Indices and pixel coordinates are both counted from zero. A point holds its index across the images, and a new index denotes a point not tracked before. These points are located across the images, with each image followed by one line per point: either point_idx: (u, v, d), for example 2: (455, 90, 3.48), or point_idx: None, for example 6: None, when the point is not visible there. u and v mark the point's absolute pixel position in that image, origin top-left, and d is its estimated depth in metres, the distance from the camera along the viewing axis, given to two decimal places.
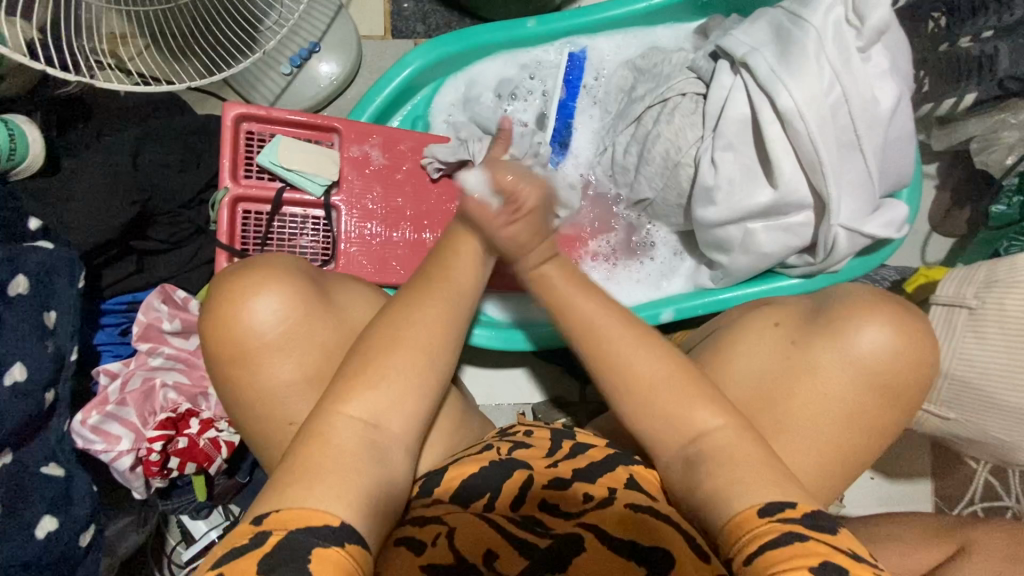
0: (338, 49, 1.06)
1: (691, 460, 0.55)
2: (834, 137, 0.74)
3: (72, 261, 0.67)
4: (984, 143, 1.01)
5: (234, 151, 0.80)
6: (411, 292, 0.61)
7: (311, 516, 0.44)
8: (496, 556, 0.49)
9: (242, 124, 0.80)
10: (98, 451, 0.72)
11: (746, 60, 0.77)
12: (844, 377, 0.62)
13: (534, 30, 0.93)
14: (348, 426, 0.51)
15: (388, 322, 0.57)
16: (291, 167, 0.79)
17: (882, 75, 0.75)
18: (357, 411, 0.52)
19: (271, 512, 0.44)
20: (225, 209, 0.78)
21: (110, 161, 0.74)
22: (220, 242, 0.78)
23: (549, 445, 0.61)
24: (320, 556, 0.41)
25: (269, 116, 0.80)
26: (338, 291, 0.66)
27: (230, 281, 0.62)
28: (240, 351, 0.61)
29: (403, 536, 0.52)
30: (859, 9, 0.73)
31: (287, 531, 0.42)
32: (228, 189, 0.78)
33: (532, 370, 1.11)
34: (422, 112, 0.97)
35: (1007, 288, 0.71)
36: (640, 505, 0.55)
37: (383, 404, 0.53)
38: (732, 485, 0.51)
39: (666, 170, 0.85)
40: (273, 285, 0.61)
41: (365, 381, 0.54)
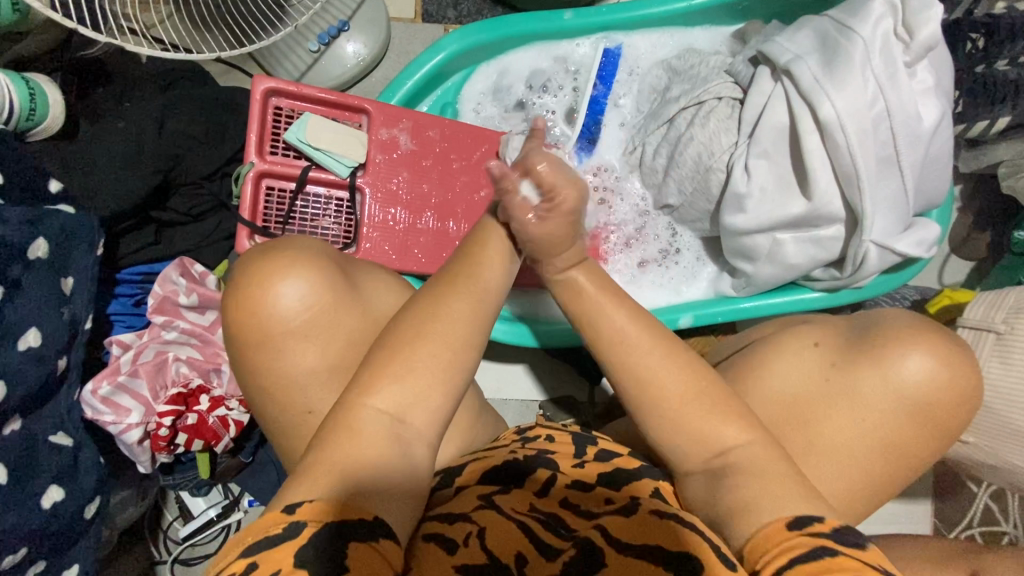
0: (367, 29, 1.04)
1: (720, 473, 0.53)
2: (873, 152, 0.73)
3: (94, 228, 0.66)
4: (1014, 167, 0.99)
5: (262, 126, 0.78)
6: (455, 274, 0.58)
7: (336, 509, 0.44)
8: (525, 560, 0.46)
9: (272, 99, 0.78)
10: (107, 422, 0.71)
11: (790, 67, 0.75)
12: (884, 405, 0.62)
13: (571, 23, 0.91)
14: (373, 419, 0.50)
15: (422, 308, 0.55)
16: (318, 145, 0.78)
17: (927, 91, 0.73)
18: (383, 405, 0.51)
19: (306, 503, 0.44)
20: (250, 184, 0.77)
21: (133, 127, 0.72)
22: (242, 217, 0.76)
23: (575, 446, 0.60)
24: (356, 558, 0.41)
25: (301, 93, 0.78)
26: (366, 278, 0.65)
27: (262, 257, 0.60)
28: (259, 333, 0.59)
29: (431, 533, 0.50)
30: (909, 23, 0.72)
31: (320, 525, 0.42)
32: (253, 164, 0.77)
33: (543, 368, 1.11)
34: (451, 99, 0.95)
35: None
36: (672, 514, 0.51)
37: (408, 399, 0.51)
38: (761, 498, 0.50)
39: (697, 174, 0.84)
40: (302, 266, 0.60)
41: (394, 376, 0.51)
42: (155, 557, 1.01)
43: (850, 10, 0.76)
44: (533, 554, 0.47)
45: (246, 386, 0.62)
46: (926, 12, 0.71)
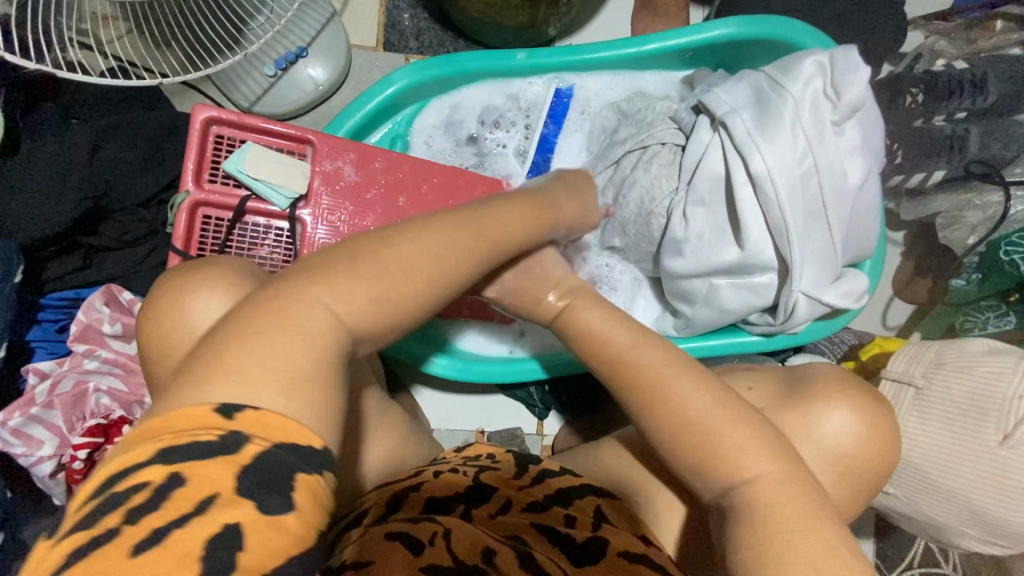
0: (325, 56, 1.04)
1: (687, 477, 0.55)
2: (802, 206, 0.75)
3: (15, 256, 0.66)
4: (950, 219, 1.04)
5: (200, 156, 0.77)
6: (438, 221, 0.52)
7: (296, 429, 0.33)
8: (493, 555, 0.48)
9: (213, 128, 0.78)
10: (17, 454, 0.69)
11: (725, 119, 0.77)
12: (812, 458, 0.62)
13: (522, 63, 0.92)
14: (317, 314, 0.39)
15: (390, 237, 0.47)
16: (256, 176, 0.77)
17: (853, 150, 0.76)
18: (335, 305, 0.40)
19: (244, 412, 0.33)
20: (184, 213, 0.76)
21: (64, 151, 0.70)
22: (174, 246, 0.75)
23: (515, 467, 0.65)
24: (305, 481, 0.32)
25: (243, 123, 0.78)
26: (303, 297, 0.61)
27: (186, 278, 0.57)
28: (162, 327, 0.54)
29: (393, 532, 0.48)
30: (837, 84, 0.74)
31: (268, 443, 0.32)
32: (189, 192, 0.76)
33: (493, 400, 1.11)
34: (402, 131, 0.96)
35: (953, 372, 0.71)
36: (634, 555, 0.55)
37: (362, 310, 0.41)
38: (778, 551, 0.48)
39: (639, 218, 0.86)
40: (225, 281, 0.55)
41: (343, 273, 0.42)
42: None
43: (783, 67, 0.78)
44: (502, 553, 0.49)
45: None
46: (852, 75, 0.73)
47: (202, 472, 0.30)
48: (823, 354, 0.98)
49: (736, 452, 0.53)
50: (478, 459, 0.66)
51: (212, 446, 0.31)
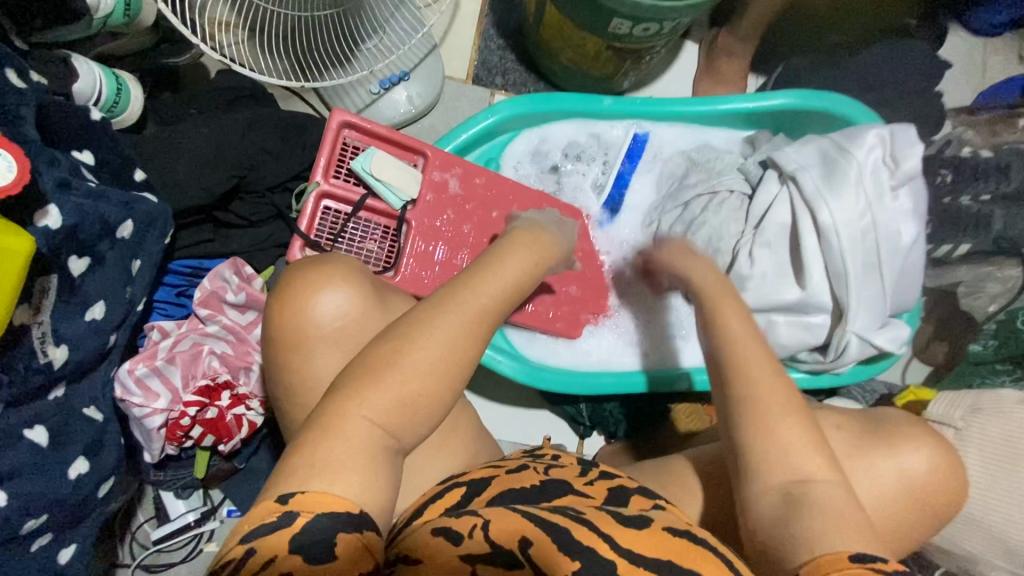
0: (423, 82, 1.15)
1: (792, 496, 0.55)
2: (861, 256, 0.85)
3: (166, 216, 0.69)
4: (971, 288, 1.15)
5: (330, 153, 0.85)
6: (441, 297, 0.58)
7: (334, 503, 0.48)
8: (529, 544, 0.47)
9: (343, 130, 0.86)
10: (135, 403, 0.73)
11: (796, 175, 0.88)
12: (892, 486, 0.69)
13: (609, 108, 1.04)
14: (363, 429, 0.51)
15: (412, 322, 0.56)
16: (380, 178, 0.85)
17: (906, 213, 0.87)
18: (372, 414, 0.52)
19: (298, 492, 0.48)
20: (312, 202, 0.83)
21: (217, 134, 0.78)
22: (299, 229, 0.82)
23: (582, 467, 0.65)
24: (343, 540, 0.47)
25: (370, 129, 0.87)
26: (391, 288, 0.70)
27: (291, 280, 0.64)
28: (297, 334, 0.63)
29: (440, 527, 0.50)
30: (895, 155, 0.86)
31: (311, 516, 0.47)
32: (318, 184, 0.83)
33: (538, 414, 1.16)
34: (495, 155, 1.06)
35: (988, 416, 0.80)
36: (678, 529, 0.53)
37: (402, 419, 0.53)
38: (818, 531, 0.52)
39: (706, 254, 0.95)
40: (324, 283, 0.64)
41: (376, 382, 0.53)
42: (119, 557, 1.00)
43: (848, 136, 0.89)
44: (537, 537, 0.48)
45: (276, 387, 0.65)
46: (910, 148, 0.85)
47: (264, 540, 0.46)
48: (855, 399, 1.06)
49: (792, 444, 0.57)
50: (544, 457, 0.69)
51: (275, 525, 0.47)
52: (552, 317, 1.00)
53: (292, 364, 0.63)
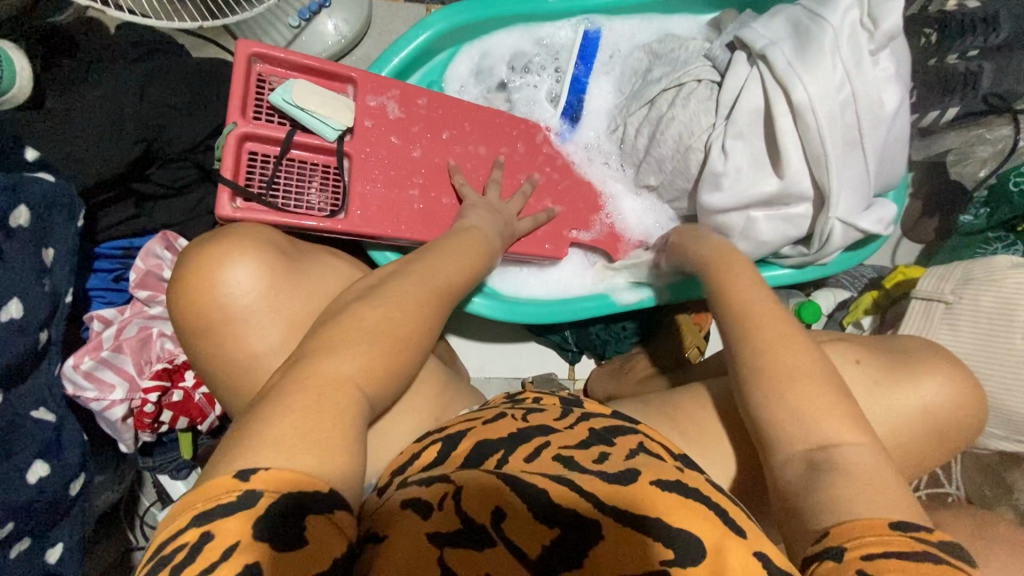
0: (347, 6, 1.02)
1: (815, 464, 0.51)
2: (841, 133, 0.78)
3: (74, 198, 0.63)
4: (960, 155, 1.09)
5: (245, 90, 0.74)
6: (403, 272, 0.59)
7: (299, 480, 0.41)
8: (503, 516, 0.45)
9: (255, 65, 0.75)
10: (90, 398, 0.70)
11: (766, 52, 0.80)
12: (909, 421, 0.65)
13: (554, 6, 0.93)
14: (328, 382, 0.47)
15: (371, 294, 0.56)
16: (305, 106, 0.74)
17: (888, 79, 0.79)
18: (342, 373, 0.48)
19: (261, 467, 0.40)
20: (231, 145, 0.72)
21: (113, 96, 0.70)
22: (224, 178, 0.71)
23: (561, 409, 0.60)
24: (316, 525, 0.39)
25: (287, 59, 0.76)
26: (312, 265, 0.66)
27: (207, 250, 0.60)
28: (220, 315, 0.60)
29: (407, 500, 0.47)
30: (874, 14, 0.77)
31: (277, 495, 0.39)
32: (236, 124, 0.73)
33: (525, 347, 1.14)
34: (437, 78, 0.97)
35: (981, 286, 0.77)
36: (669, 482, 0.50)
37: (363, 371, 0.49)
38: (849, 501, 0.48)
39: (677, 154, 0.88)
40: (243, 255, 0.60)
41: (347, 341, 0.50)
42: (132, 543, 1.00)
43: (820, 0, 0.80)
44: (514, 509, 0.45)
45: (221, 364, 0.61)
46: (889, 3, 0.76)
47: (224, 524, 0.38)
48: (845, 288, 1.03)
49: (821, 408, 0.53)
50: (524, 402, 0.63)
51: (232, 506, 0.38)
52: (539, 240, 0.92)
53: (226, 343, 0.60)
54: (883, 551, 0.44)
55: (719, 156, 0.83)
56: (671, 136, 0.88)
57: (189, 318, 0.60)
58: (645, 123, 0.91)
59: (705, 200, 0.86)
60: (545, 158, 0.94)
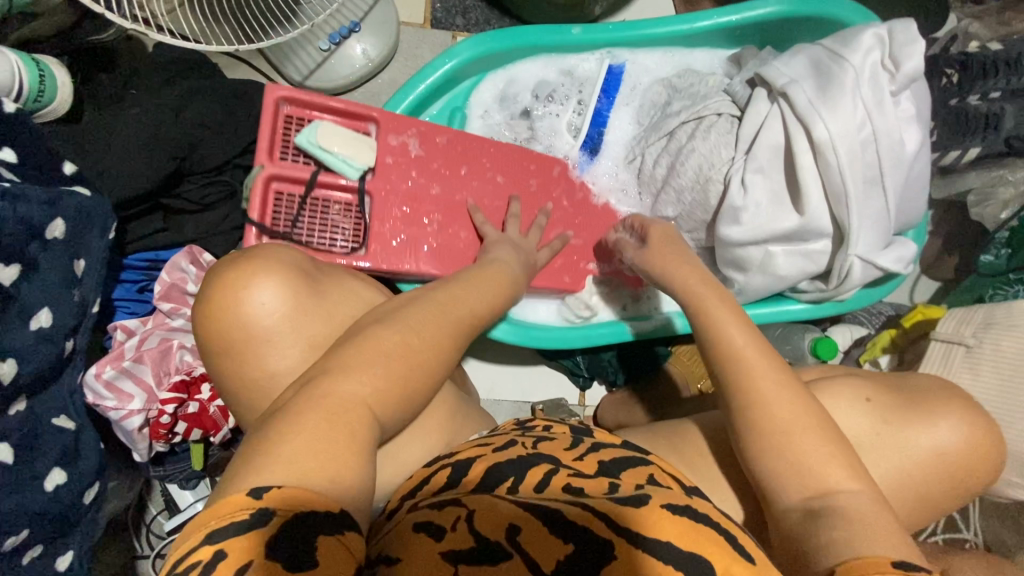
0: (376, 31, 1.06)
1: (817, 512, 0.51)
2: (861, 172, 0.78)
3: (107, 210, 0.66)
4: (981, 195, 1.07)
5: (272, 132, 0.78)
6: (412, 300, 0.60)
7: (314, 499, 0.40)
8: (519, 530, 0.45)
9: (283, 106, 0.78)
10: (109, 407, 0.71)
11: (786, 89, 0.81)
12: (926, 466, 0.64)
13: (578, 38, 0.95)
14: (350, 404, 0.47)
15: (385, 319, 0.56)
16: (331, 148, 0.78)
17: (909, 119, 0.79)
18: (365, 395, 0.48)
19: (275, 486, 0.40)
20: (260, 185, 0.76)
21: (150, 114, 0.73)
22: (251, 219, 0.75)
23: (570, 438, 0.61)
24: (328, 542, 0.39)
25: (311, 100, 0.79)
26: (334, 288, 0.67)
27: (241, 264, 0.62)
28: (240, 333, 0.60)
29: (422, 521, 0.46)
30: (895, 55, 0.78)
31: (293, 513, 0.39)
32: (264, 166, 0.76)
33: (536, 371, 1.13)
34: (459, 104, 0.98)
35: (1002, 331, 0.76)
36: (677, 506, 0.49)
37: (385, 390, 0.49)
38: (855, 537, 0.48)
39: (697, 185, 0.88)
40: (272, 274, 0.61)
41: (364, 361, 0.50)
42: (136, 551, 1.00)
43: (842, 40, 0.82)
44: (524, 523, 0.45)
45: (241, 382, 0.62)
46: (911, 46, 0.77)
47: (236, 545, 0.37)
48: (862, 324, 1.02)
49: (813, 455, 0.53)
50: (535, 430, 0.63)
51: (247, 525, 0.38)
52: (556, 272, 0.93)
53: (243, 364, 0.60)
54: None
55: (739, 190, 0.84)
56: (691, 169, 0.88)
57: (210, 332, 0.60)
58: (666, 155, 0.92)
59: (724, 233, 0.86)
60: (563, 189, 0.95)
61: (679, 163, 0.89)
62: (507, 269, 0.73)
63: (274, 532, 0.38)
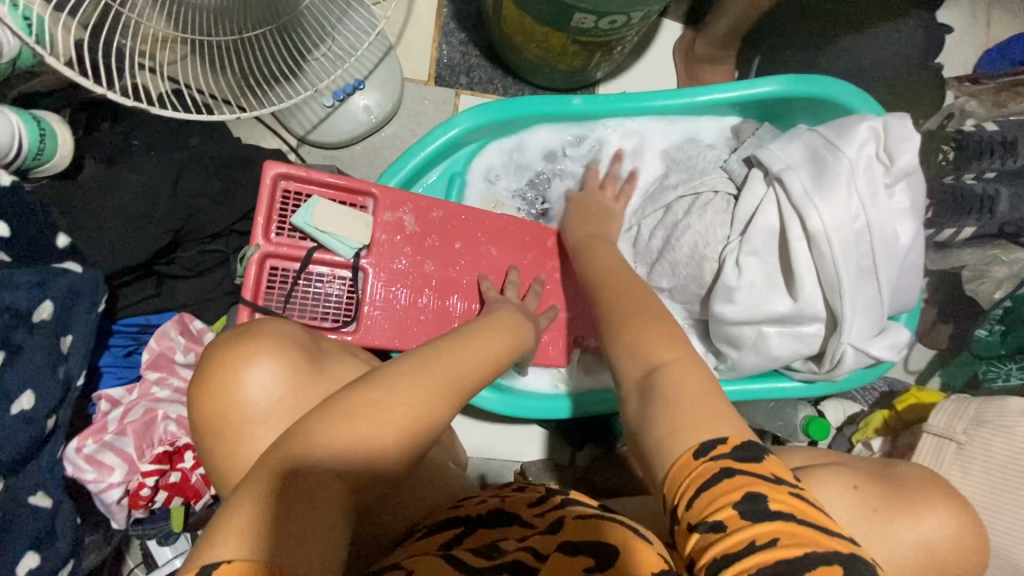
0: (380, 89, 1.07)
1: (646, 385, 0.51)
2: (855, 261, 0.79)
3: (98, 285, 0.65)
4: (975, 273, 1.10)
5: (269, 210, 0.79)
6: (421, 355, 0.54)
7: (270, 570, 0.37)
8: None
9: (281, 182, 0.79)
10: (88, 480, 0.70)
11: (782, 175, 0.81)
12: (911, 554, 0.63)
13: (579, 108, 0.95)
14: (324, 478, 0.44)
15: (387, 374, 0.51)
16: (326, 230, 0.79)
17: (904, 211, 0.80)
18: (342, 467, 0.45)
19: (224, 559, 0.37)
20: (253, 266, 0.77)
21: (147, 184, 0.73)
22: (244, 299, 0.76)
23: (540, 495, 0.57)
24: None
25: (311, 178, 0.80)
26: (334, 363, 0.64)
27: (234, 337, 0.59)
28: (234, 415, 0.57)
29: None
30: (890, 149, 0.79)
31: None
32: (259, 246, 0.78)
33: (527, 430, 1.12)
34: (460, 169, 0.98)
35: (994, 430, 0.75)
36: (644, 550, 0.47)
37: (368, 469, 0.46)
38: (683, 415, 0.47)
39: (691, 261, 0.88)
40: (271, 349, 0.59)
41: (342, 426, 0.46)
42: None
43: (838, 130, 0.82)
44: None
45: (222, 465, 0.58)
46: (906, 142, 0.78)
47: None
48: (855, 399, 1.02)
49: (651, 340, 0.54)
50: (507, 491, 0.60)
51: None
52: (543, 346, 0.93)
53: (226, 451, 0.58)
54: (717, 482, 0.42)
55: (732, 270, 0.84)
56: (687, 245, 0.88)
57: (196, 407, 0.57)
58: (662, 229, 0.92)
59: (718, 312, 0.85)
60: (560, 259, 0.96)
61: (675, 235, 0.89)
62: (521, 333, 0.69)
63: None
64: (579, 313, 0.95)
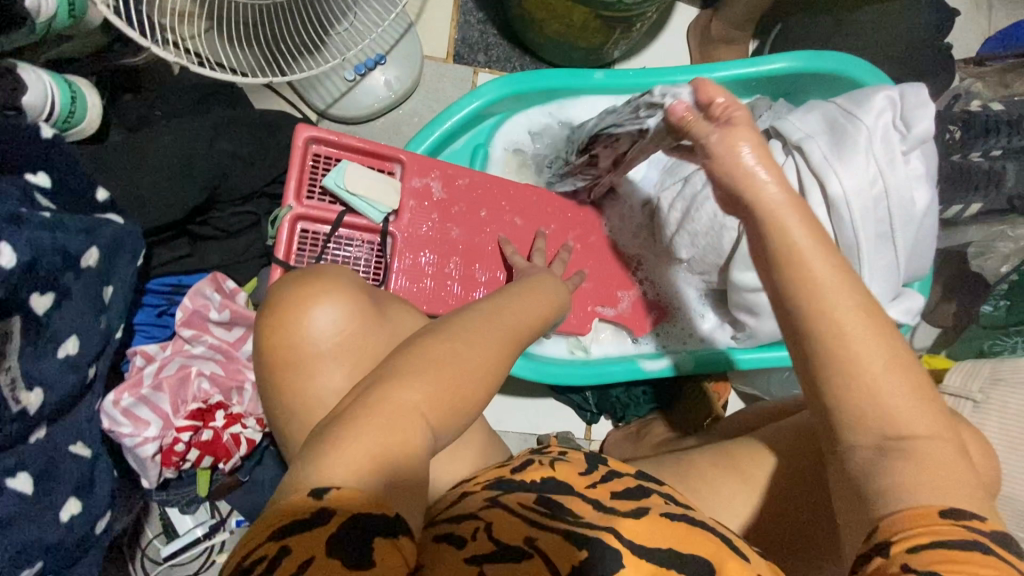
0: (401, 64, 1.08)
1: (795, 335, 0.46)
2: (873, 226, 0.81)
3: (138, 237, 0.66)
4: (981, 248, 1.12)
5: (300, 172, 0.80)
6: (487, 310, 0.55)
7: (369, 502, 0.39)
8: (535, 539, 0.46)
9: (312, 146, 0.80)
10: (124, 433, 0.71)
11: (802, 144, 0.83)
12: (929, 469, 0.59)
13: (600, 82, 0.97)
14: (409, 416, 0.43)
15: (465, 326, 0.51)
16: (355, 192, 0.80)
17: (919, 178, 0.82)
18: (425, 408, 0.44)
19: (334, 486, 0.39)
20: (285, 227, 0.78)
21: (182, 142, 0.73)
22: (277, 257, 0.77)
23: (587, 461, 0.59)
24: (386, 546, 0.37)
25: (341, 142, 0.81)
26: (391, 308, 0.64)
27: (301, 280, 0.60)
28: (302, 351, 0.58)
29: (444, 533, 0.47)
30: (905, 118, 0.81)
31: (350, 514, 0.38)
32: (291, 207, 0.78)
33: (544, 403, 1.14)
34: (482, 141, 1.01)
35: (1009, 388, 0.78)
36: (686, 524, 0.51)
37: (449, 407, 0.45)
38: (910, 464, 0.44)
39: (710, 230, 0.88)
40: (335, 289, 0.60)
41: (425, 369, 0.46)
42: None
43: (855, 100, 0.85)
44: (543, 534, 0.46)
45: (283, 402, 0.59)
46: (922, 109, 0.80)
47: (301, 538, 0.36)
48: None
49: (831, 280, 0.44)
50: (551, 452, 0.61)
51: (308, 523, 0.37)
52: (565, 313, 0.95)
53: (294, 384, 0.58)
54: (933, 541, 0.41)
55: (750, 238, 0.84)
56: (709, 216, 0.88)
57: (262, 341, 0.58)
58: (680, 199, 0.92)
59: (738, 278, 0.87)
60: (581, 228, 0.98)
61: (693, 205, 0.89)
62: (558, 289, 0.69)
63: (330, 532, 0.37)
64: (601, 284, 0.99)
